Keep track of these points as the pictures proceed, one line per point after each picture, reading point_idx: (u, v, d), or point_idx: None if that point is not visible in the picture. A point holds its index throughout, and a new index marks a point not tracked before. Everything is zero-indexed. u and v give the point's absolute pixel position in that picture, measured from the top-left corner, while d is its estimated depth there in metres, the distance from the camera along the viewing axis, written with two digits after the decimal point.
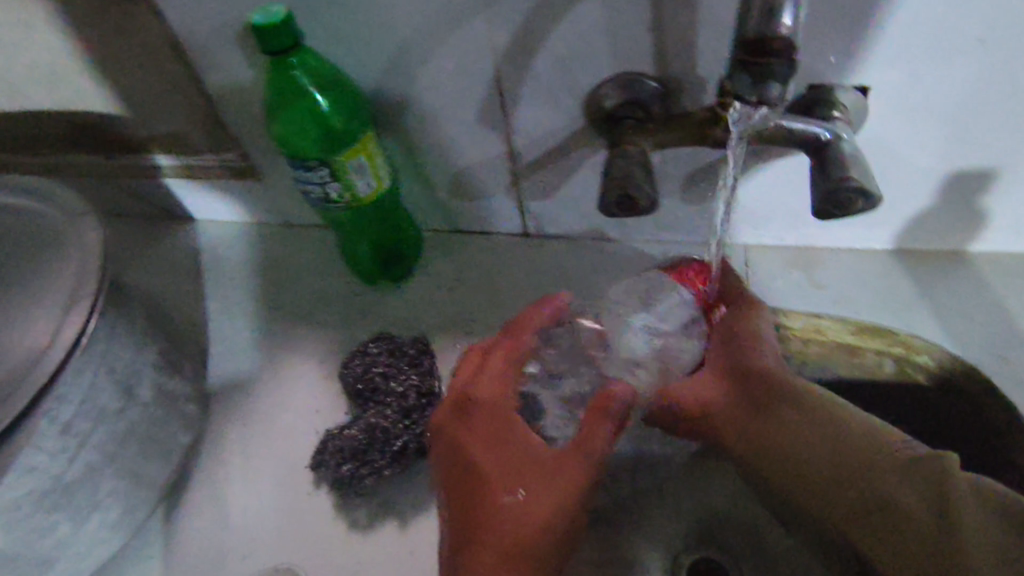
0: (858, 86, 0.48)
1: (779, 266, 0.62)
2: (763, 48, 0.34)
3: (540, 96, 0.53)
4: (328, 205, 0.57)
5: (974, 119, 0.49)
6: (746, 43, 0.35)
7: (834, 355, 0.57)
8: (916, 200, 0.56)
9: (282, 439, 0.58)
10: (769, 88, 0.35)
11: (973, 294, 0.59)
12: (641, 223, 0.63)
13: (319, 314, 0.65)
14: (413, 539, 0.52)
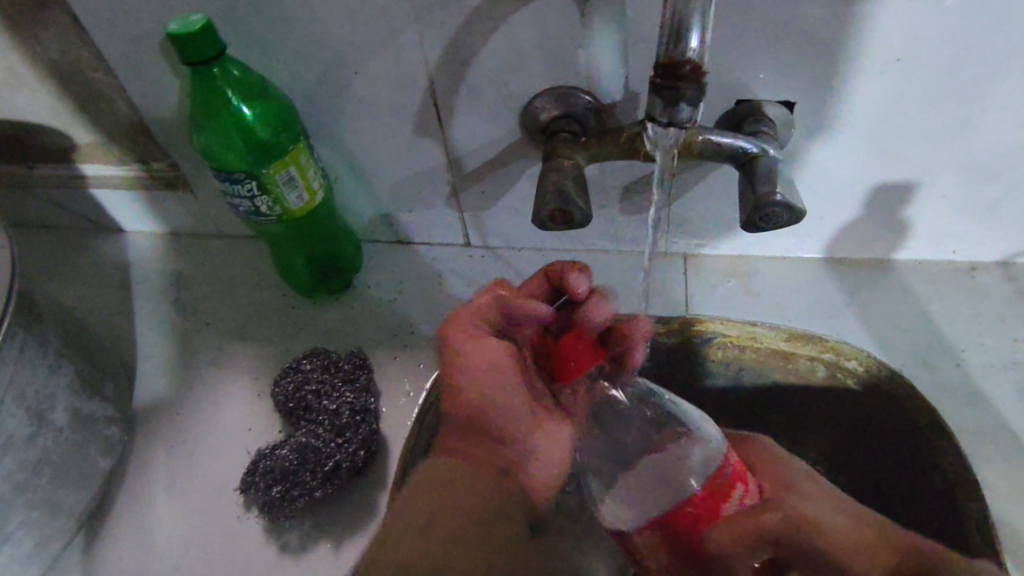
0: (784, 102, 0.49)
1: (715, 274, 0.63)
2: (676, 73, 0.35)
3: (474, 108, 0.53)
4: (258, 219, 0.55)
5: (893, 134, 0.51)
6: (658, 66, 0.35)
7: (767, 360, 0.58)
8: (842, 211, 0.58)
9: (211, 460, 0.56)
10: (679, 109, 0.36)
11: (896, 300, 0.60)
12: (580, 232, 0.64)
13: (252, 329, 0.63)
14: (347, 562, 0.50)
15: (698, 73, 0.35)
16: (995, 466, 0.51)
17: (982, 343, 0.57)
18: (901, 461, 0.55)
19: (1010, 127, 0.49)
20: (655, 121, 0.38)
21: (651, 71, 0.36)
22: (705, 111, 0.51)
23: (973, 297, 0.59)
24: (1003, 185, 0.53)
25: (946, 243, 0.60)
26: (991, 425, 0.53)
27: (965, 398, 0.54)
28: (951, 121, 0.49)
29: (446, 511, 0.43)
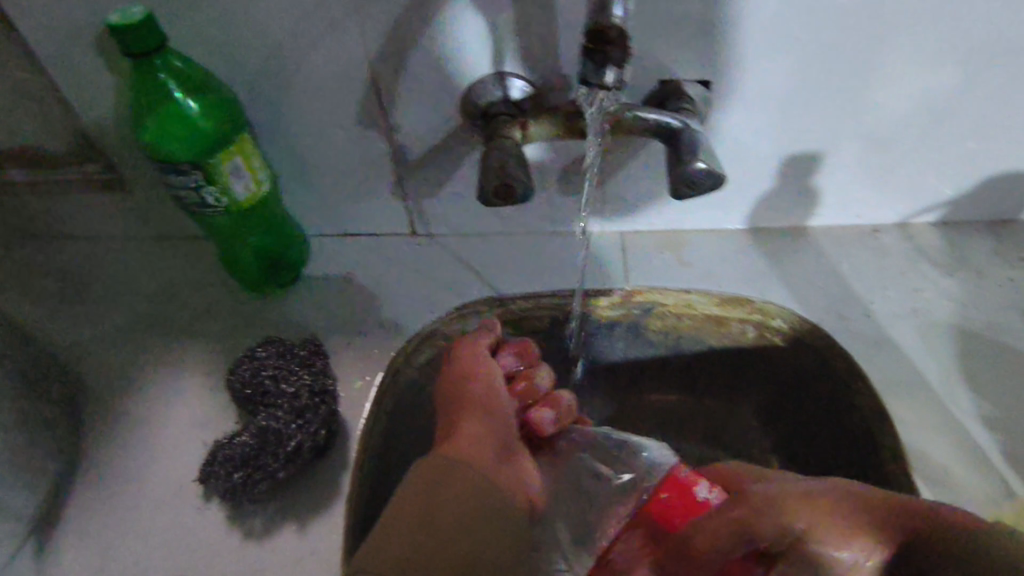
0: (701, 81, 0.54)
1: (649, 248, 0.68)
2: (603, 38, 0.38)
3: (414, 96, 0.55)
4: (203, 211, 0.56)
5: (797, 107, 0.56)
6: (587, 32, 0.38)
7: (702, 326, 0.61)
8: (760, 182, 0.63)
9: (167, 456, 0.55)
10: (607, 72, 0.39)
11: (813, 263, 0.66)
12: (522, 214, 0.67)
13: (201, 327, 0.63)
14: (314, 540, 0.51)
15: (625, 38, 0.38)
16: (909, 403, 0.56)
17: (888, 294, 0.63)
18: (819, 408, 0.60)
19: (897, 97, 0.55)
20: (587, 85, 0.41)
21: (583, 37, 0.39)
22: (629, 92, 0.55)
23: (878, 255, 0.66)
24: (895, 151, 0.60)
25: (852, 209, 0.66)
26: (901, 364, 0.58)
27: (876, 343, 0.60)
28: (847, 93, 0.55)
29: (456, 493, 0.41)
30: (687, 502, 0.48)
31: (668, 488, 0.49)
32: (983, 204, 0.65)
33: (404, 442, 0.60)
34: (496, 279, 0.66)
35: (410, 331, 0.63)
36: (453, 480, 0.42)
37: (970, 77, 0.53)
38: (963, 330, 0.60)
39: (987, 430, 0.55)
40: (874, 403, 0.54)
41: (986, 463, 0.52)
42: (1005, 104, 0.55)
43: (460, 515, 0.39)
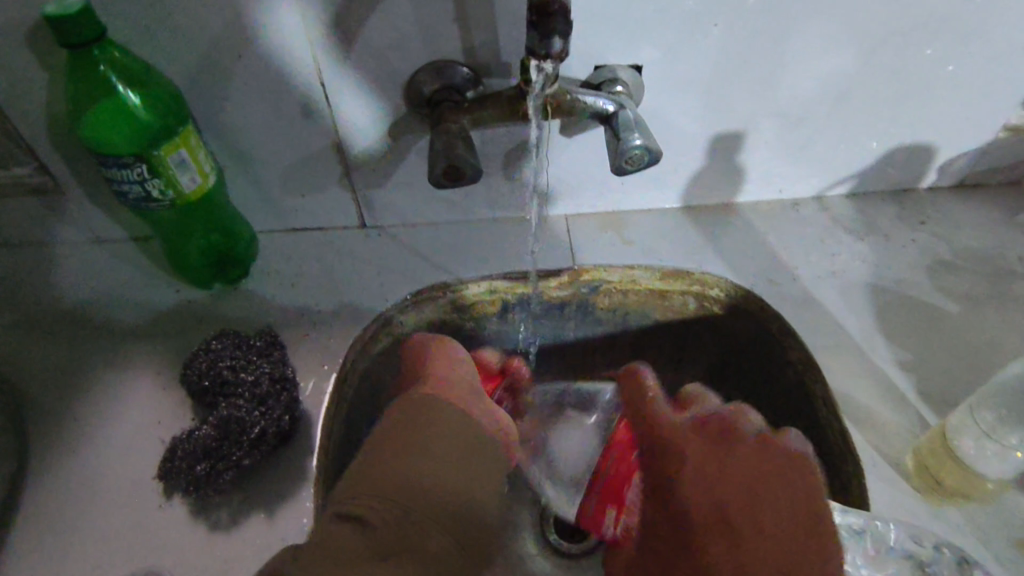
0: (633, 66, 0.57)
1: (592, 228, 0.71)
2: (545, 10, 0.41)
3: (359, 86, 0.56)
4: (148, 206, 0.55)
5: (721, 88, 0.60)
6: (532, 6, 0.41)
7: (646, 301, 0.64)
8: (691, 161, 0.68)
9: (122, 457, 0.54)
10: (552, 43, 0.42)
11: (743, 235, 0.71)
12: (470, 201, 0.69)
13: (149, 329, 0.61)
14: (282, 526, 0.51)
15: (567, 11, 0.41)
16: (836, 356, 0.61)
17: (811, 259, 0.69)
18: (757, 368, 0.64)
19: (808, 77, 0.60)
20: (534, 57, 0.44)
21: (527, 11, 0.42)
22: (567, 77, 0.58)
23: (799, 224, 0.72)
24: (809, 128, 0.65)
25: (775, 184, 0.72)
26: (826, 320, 0.64)
27: (804, 303, 0.65)
28: (763, 75, 0.60)
29: (432, 438, 0.44)
30: (602, 512, 0.58)
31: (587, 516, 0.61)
32: (886, 174, 0.72)
33: (365, 429, 0.60)
34: (449, 265, 0.67)
35: (366, 319, 0.63)
36: (430, 426, 0.45)
37: (871, 57, 0.59)
38: (877, 287, 0.66)
39: (904, 373, 0.60)
40: (805, 358, 0.57)
41: (904, 403, 0.58)
42: (900, 81, 0.62)
43: (440, 460, 0.43)
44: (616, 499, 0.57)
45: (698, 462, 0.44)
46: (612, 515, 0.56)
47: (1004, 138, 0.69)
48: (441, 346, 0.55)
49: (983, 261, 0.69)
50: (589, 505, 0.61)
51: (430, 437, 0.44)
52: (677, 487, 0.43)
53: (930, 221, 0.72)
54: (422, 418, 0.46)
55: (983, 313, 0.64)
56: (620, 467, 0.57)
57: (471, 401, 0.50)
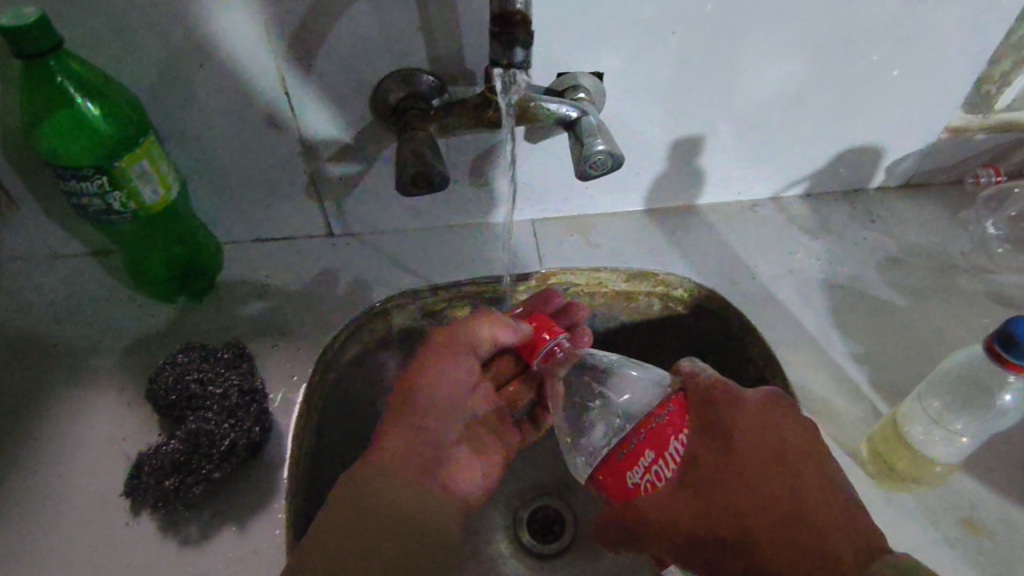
0: (594, 73, 0.59)
1: (559, 232, 0.72)
2: (507, 21, 0.42)
3: (324, 95, 0.56)
4: (109, 218, 0.54)
5: (680, 94, 0.62)
6: (494, 17, 0.42)
7: (613, 303, 0.66)
8: (652, 164, 0.69)
9: (87, 476, 0.53)
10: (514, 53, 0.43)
11: (704, 236, 0.73)
12: (437, 208, 0.69)
13: (112, 344, 0.60)
14: (255, 538, 0.51)
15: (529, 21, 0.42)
16: (796, 351, 0.63)
17: (770, 258, 0.71)
18: (720, 367, 0.66)
19: (761, 82, 0.63)
20: (496, 67, 0.45)
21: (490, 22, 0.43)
22: (530, 85, 0.59)
23: (757, 225, 0.74)
24: (764, 131, 0.68)
25: (733, 186, 0.74)
26: (785, 316, 0.66)
27: (763, 300, 0.67)
28: (720, 80, 0.62)
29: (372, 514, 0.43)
30: (630, 457, 0.43)
31: (608, 471, 0.44)
32: (837, 176, 0.75)
33: (336, 440, 0.60)
34: (417, 272, 0.68)
35: (334, 327, 0.63)
36: (374, 496, 0.44)
37: (820, 63, 0.62)
38: (832, 284, 0.69)
39: (859, 366, 0.63)
40: (766, 354, 0.59)
41: (860, 395, 0.60)
42: (848, 86, 0.64)
43: (376, 535, 0.43)
44: (655, 447, 0.42)
45: (743, 425, 0.44)
46: (647, 461, 0.42)
47: (945, 140, 0.72)
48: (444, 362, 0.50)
49: (930, 257, 0.72)
50: (617, 454, 0.43)
51: (368, 515, 0.43)
52: (724, 447, 0.43)
53: (880, 220, 0.75)
54: (371, 487, 0.44)
55: (931, 306, 0.68)
56: (668, 417, 0.43)
57: (428, 456, 0.48)
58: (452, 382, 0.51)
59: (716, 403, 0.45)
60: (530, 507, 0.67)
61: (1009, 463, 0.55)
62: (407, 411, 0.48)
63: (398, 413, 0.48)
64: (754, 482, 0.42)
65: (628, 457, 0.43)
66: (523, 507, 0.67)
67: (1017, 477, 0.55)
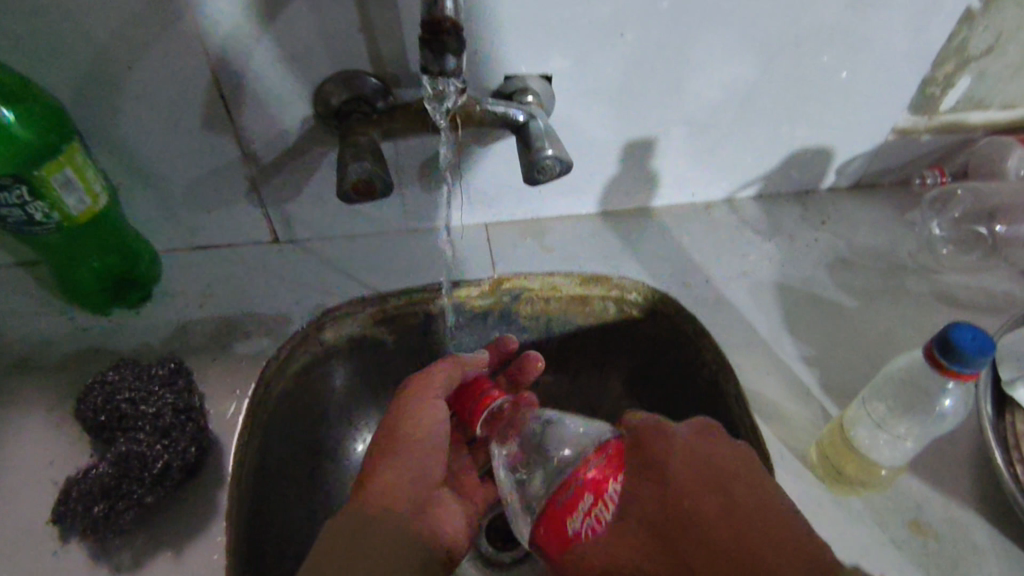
0: (542, 75, 0.58)
1: (513, 236, 0.71)
2: (437, 28, 0.40)
3: (264, 99, 0.54)
4: (31, 228, 0.51)
5: (631, 98, 0.62)
6: (424, 23, 0.41)
7: (568, 308, 0.65)
8: (606, 168, 0.69)
9: (10, 502, 0.50)
10: (445, 60, 0.41)
11: (660, 239, 0.73)
12: (387, 213, 0.67)
13: (39, 360, 0.57)
14: (191, 563, 0.48)
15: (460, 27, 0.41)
16: (748, 355, 0.63)
17: (723, 260, 0.71)
18: (674, 371, 0.65)
19: (711, 85, 0.62)
20: (429, 75, 0.43)
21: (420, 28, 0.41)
22: (478, 88, 0.58)
23: (710, 227, 0.74)
24: (715, 134, 0.68)
25: (687, 189, 0.74)
26: (739, 318, 0.66)
27: (717, 302, 0.67)
28: (671, 82, 0.61)
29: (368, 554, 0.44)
30: (569, 504, 0.41)
31: (547, 522, 0.41)
32: (789, 177, 0.75)
33: (287, 454, 0.59)
34: (367, 279, 0.66)
35: (280, 338, 0.61)
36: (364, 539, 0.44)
37: (768, 66, 0.62)
38: (784, 286, 0.69)
39: (810, 368, 0.63)
40: (719, 357, 0.59)
41: (811, 397, 0.61)
42: (798, 88, 0.64)
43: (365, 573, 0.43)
44: (595, 491, 0.41)
45: (683, 466, 0.43)
46: (587, 506, 0.41)
47: (892, 141, 0.73)
48: (422, 402, 0.52)
49: (878, 257, 0.73)
50: (557, 501, 0.41)
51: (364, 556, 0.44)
52: (669, 499, 0.42)
53: (831, 221, 0.76)
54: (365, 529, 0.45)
55: (879, 307, 0.68)
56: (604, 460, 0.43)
57: (413, 497, 0.49)
58: (430, 419, 0.51)
59: (649, 448, 0.45)
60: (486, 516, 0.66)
61: (953, 463, 0.56)
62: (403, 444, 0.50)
63: (388, 449, 0.50)
64: (711, 524, 0.40)
65: (568, 503, 0.41)
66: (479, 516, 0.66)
67: (962, 476, 0.56)
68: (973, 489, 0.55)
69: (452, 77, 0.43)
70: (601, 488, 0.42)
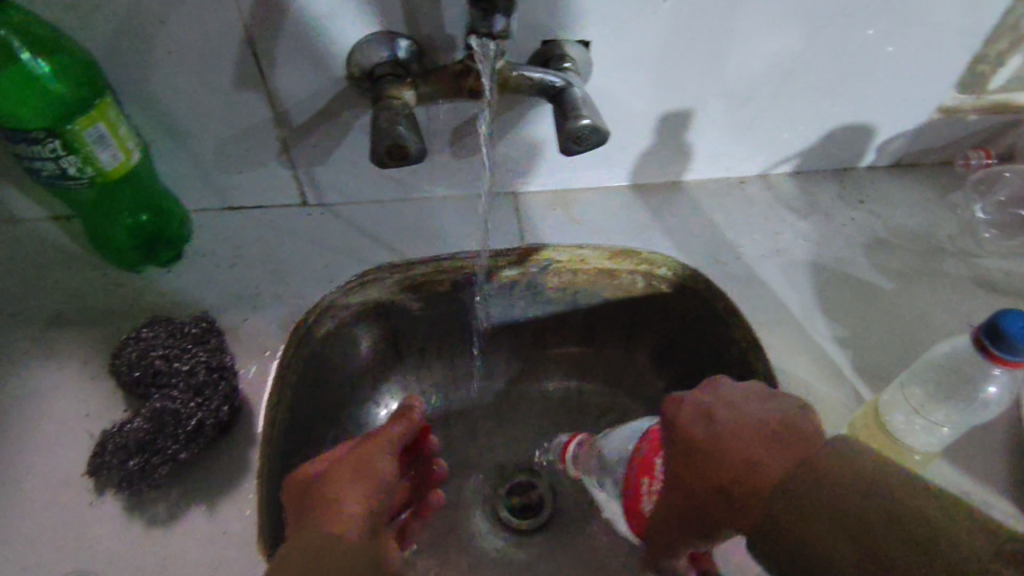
0: (581, 41, 0.56)
1: (542, 207, 0.70)
2: None
3: (297, 58, 0.53)
4: (65, 182, 0.52)
5: (670, 66, 0.60)
6: None
7: (596, 280, 0.64)
8: (639, 139, 0.67)
9: (48, 452, 0.51)
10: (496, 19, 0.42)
11: (692, 214, 0.72)
12: (417, 179, 0.67)
13: (73, 315, 0.58)
14: (224, 519, 0.49)
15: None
16: (777, 333, 0.63)
17: (755, 236, 0.70)
18: (700, 349, 0.64)
19: (752, 54, 0.60)
20: (476, 37, 0.44)
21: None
22: (515, 52, 0.56)
23: (743, 202, 0.73)
24: (754, 107, 0.66)
25: (721, 162, 0.72)
26: (769, 297, 0.65)
27: (748, 280, 0.66)
28: (713, 51, 0.59)
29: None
30: (635, 492, 0.47)
31: (634, 514, 0.47)
32: (827, 154, 0.74)
33: (310, 419, 0.58)
34: (396, 246, 0.66)
35: (308, 302, 0.61)
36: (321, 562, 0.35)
37: (814, 37, 0.60)
38: (817, 265, 0.68)
39: (841, 349, 0.62)
40: (749, 335, 0.58)
41: (841, 379, 0.60)
42: (844, 60, 0.62)
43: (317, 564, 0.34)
44: (645, 473, 0.46)
45: (707, 423, 0.38)
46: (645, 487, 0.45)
47: (937, 120, 0.71)
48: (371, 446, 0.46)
49: (916, 239, 0.71)
50: (630, 494, 0.47)
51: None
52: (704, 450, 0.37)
53: (868, 200, 0.74)
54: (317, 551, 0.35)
55: (915, 290, 0.67)
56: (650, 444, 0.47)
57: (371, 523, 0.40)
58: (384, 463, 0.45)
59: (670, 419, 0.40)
60: (507, 488, 0.67)
61: (985, 451, 0.56)
62: (365, 478, 0.43)
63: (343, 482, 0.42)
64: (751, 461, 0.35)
65: (635, 492, 0.47)
66: (500, 484, 0.67)
67: (994, 465, 0.55)
68: (1005, 478, 0.54)
69: (498, 41, 0.45)
70: (646, 465, 0.46)
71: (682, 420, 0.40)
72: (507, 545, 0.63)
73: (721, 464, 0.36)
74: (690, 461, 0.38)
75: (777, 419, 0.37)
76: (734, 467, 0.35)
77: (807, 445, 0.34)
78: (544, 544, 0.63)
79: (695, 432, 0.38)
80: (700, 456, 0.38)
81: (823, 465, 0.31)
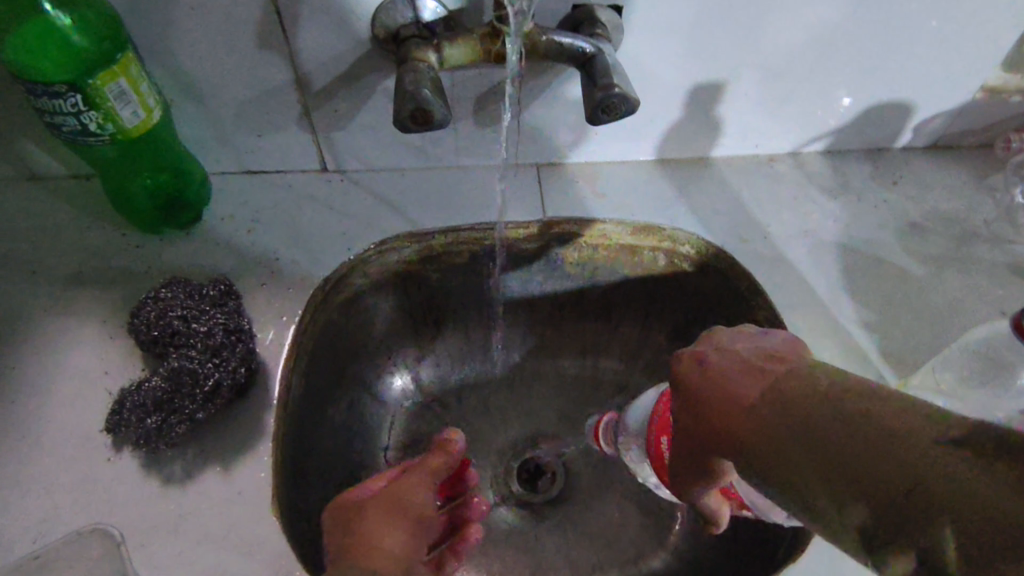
0: (614, 6, 0.54)
1: (564, 179, 0.69)
2: None
3: (320, 19, 0.52)
4: (85, 139, 0.51)
5: (703, 36, 0.58)
6: None
7: (616, 257, 0.63)
8: (668, 112, 0.65)
9: (67, 408, 0.52)
10: None
11: (718, 191, 0.70)
12: (438, 147, 0.66)
13: (92, 273, 0.58)
14: (240, 480, 0.50)
15: None
16: (801, 315, 0.61)
17: (783, 216, 0.68)
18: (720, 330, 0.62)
19: (788, 26, 0.58)
20: None
21: None
22: (543, 17, 0.54)
23: (772, 180, 0.71)
24: (789, 81, 0.64)
25: (751, 138, 0.70)
26: (795, 278, 0.64)
27: (774, 259, 0.65)
28: (748, 22, 0.57)
29: None
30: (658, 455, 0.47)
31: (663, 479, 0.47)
32: (862, 133, 0.71)
33: (325, 386, 0.58)
34: (415, 215, 0.65)
35: (326, 268, 0.60)
36: None
37: (856, 10, 0.57)
38: (847, 247, 0.66)
39: (867, 332, 0.61)
40: (773, 316, 0.57)
41: (867, 364, 0.59)
42: (885, 35, 0.60)
43: None
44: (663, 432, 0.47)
45: (703, 372, 0.38)
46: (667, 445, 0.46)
47: (979, 101, 0.68)
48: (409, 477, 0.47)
49: (950, 224, 0.69)
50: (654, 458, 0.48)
51: None
52: (698, 404, 0.37)
53: (902, 182, 0.71)
54: None
55: (947, 276, 0.65)
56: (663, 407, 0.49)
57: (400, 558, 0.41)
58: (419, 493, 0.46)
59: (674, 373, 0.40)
60: (519, 458, 0.67)
61: None
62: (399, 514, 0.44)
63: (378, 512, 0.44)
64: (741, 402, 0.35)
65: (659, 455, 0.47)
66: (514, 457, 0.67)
67: None
68: None
69: None
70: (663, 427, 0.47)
71: (685, 374, 0.39)
72: (520, 517, 0.63)
73: (716, 412, 0.36)
74: (688, 411, 0.38)
75: (766, 355, 0.37)
76: (725, 412, 0.35)
77: (790, 375, 0.34)
78: (556, 517, 0.63)
79: (693, 382, 0.38)
80: (696, 408, 0.37)
81: (800, 396, 0.32)
